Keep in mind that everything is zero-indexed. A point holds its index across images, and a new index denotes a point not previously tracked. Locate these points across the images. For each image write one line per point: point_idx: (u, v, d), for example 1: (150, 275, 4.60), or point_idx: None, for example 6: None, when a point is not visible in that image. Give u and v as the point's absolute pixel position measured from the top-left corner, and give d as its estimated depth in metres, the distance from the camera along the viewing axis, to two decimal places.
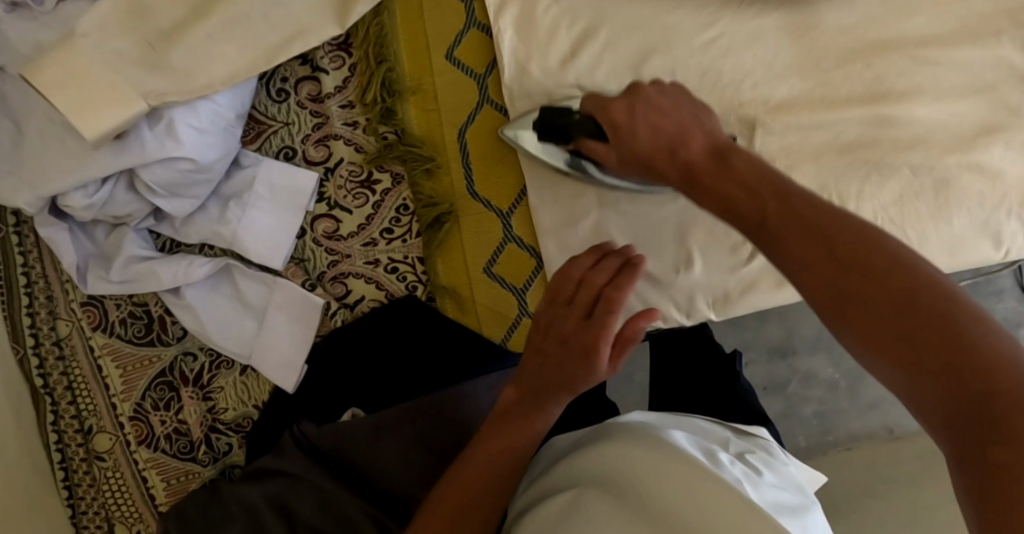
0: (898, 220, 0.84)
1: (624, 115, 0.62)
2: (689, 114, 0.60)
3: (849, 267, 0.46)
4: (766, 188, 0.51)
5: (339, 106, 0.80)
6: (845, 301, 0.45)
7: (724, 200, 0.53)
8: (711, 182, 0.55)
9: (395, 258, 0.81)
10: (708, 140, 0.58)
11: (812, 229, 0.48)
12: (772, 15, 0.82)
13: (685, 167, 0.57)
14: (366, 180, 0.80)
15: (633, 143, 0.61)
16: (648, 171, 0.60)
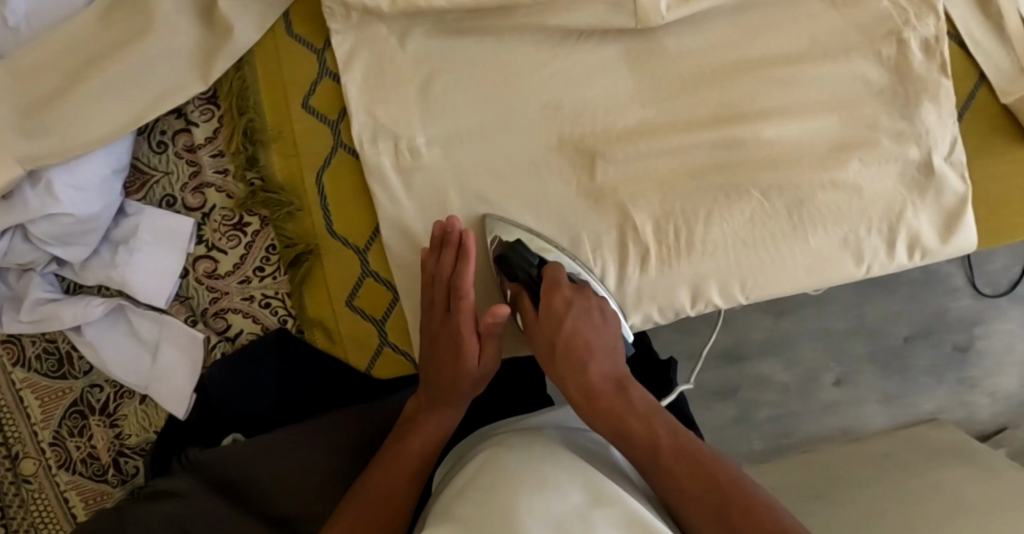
0: (750, 242, 0.86)
1: (562, 306, 0.80)
2: (601, 339, 0.80)
3: (693, 477, 0.70)
4: (608, 392, 0.77)
5: (210, 156, 0.87)
6: (684, 500, 0.70)
7: (630, 439, 0.74)
8: (625, 415, 0.75)
9: (268, 294, 0.87)
10: (613, 376, 0.79)
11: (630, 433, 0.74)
12: (613, 45, 0.84)
13: (597, 397, 0.77)
14: (238, 223, 0.87)
15: (563, 317, 0.80)
16: (557, 370, 0.80)
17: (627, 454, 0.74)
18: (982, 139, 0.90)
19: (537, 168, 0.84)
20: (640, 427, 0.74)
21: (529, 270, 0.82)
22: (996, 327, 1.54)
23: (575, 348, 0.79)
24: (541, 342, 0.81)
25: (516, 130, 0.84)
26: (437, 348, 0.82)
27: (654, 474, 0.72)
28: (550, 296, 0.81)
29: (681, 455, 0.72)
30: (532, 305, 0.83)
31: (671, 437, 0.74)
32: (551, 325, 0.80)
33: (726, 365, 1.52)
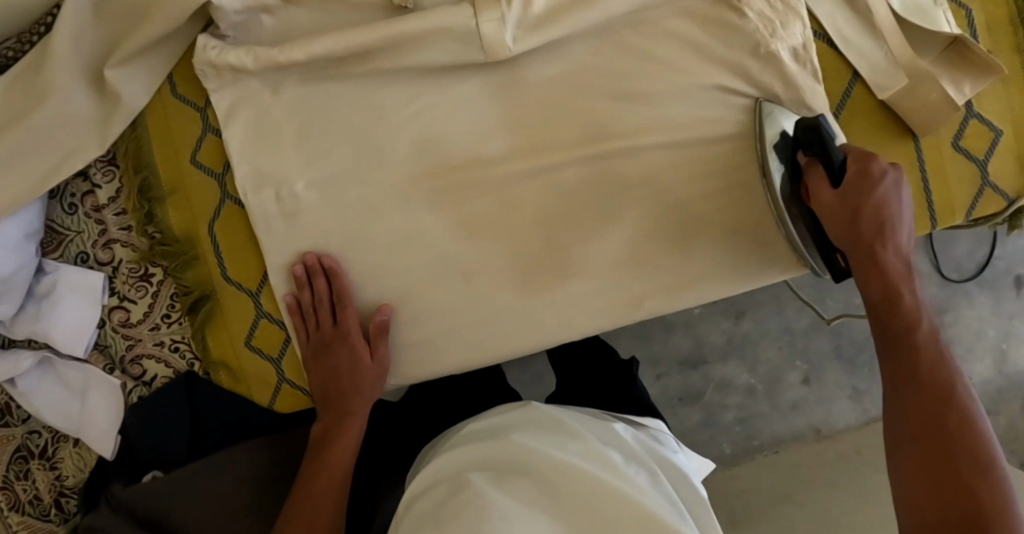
0: (632, 260, 0.88)
1: (881, 175, 0.77)
2: (903, 213, 0.78)
3: (927, 367, 0.72)
4: (902, 280, 0.76)
5: (114, 215, 0.93)
6: (909, 383, 0.72)
7: (897, 309, 0.75)
8: (893, 289, 0.75)
9: (177, 339, 0.94)
10: (875, 230, 0.77)
11: (922, 364, 0.72)
12: (473, 79, 0.87)
13: (882, 262, 0.76)
14: (144, 274, 0.93)
15: (870, 181, 0.77)
16: (850, 228, 0.77)
17: (883, 331, 0.75)
18: (864, 137, 0.90)
19: (410, 205, 0.88)
20: (911, 304, 0.75)
21: (834, 150, 0.79)
22: (963, 313, 1.53)
23: (884, 222, 0.77)
24: (841, 205, 0.78)
25: (391, 169, 0.88)
26: (330, 362, 0.89)
27: (897, 353, 0.74)
28: (864, 170, 0.78)
29: (945, 377, 0.71)
30: (826, 183, 0.79)
31: (917, 309, 0.75)
32: (864, 196, 0.77)
33: (688, 369, 1.54)
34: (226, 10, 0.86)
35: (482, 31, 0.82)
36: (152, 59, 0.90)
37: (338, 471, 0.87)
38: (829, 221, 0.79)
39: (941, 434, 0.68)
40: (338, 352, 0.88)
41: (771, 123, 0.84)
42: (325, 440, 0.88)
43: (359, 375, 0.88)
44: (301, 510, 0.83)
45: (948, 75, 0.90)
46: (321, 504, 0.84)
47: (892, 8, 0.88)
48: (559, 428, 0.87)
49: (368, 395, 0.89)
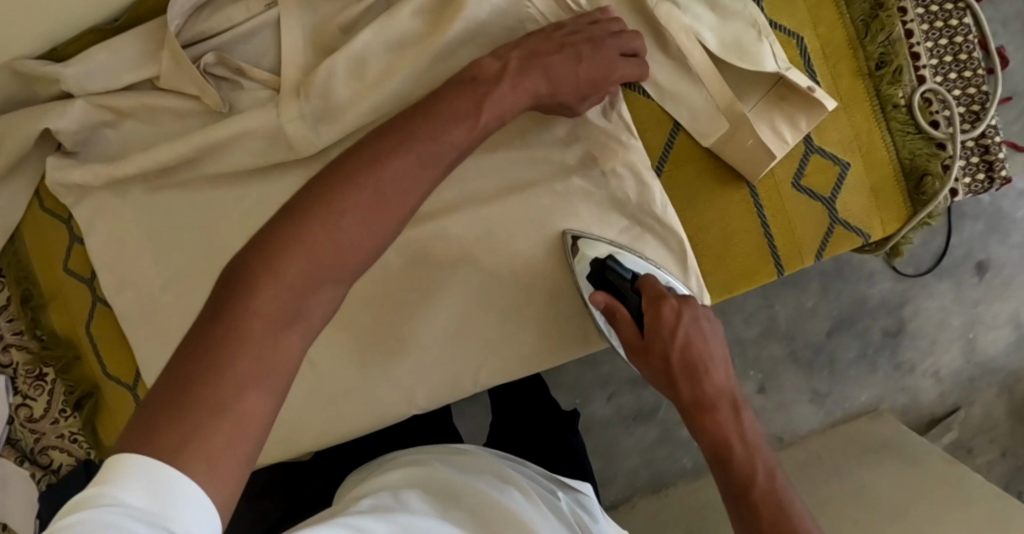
0: (463, 330, 0.90)
1: (672, 316, 0.77)
2: (715, 348, 0.76)
3: (766, 504, 0.68)
4: (729, 419, 0.73)
5: (7, 322, 1.01)
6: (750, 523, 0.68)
7: (728, 462, 0.71)
8: (726, 432, 0.73)
9: (74, 430, 1.01)
10: (725, 384, 0.75)
11: (755, 505, 0.68)
12: (292, 171, 0.91)
13: (709, 408, 0.74)
14: (40, 373, 1.01)
15: (665, 317, 0.77)
16: (668, 382, 0.76)
17: (723, 476, 0.72)
18: (693, 185, 0.89)
19: None
20: (741, 450, 0.72)
21: (627, 294, 0.83)
22: (922, 305, 1.49)
23: (693, 365, 0.75)
24: (655, 353, 0.77)
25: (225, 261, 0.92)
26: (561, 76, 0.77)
27: (738, 502, 0.70)
28: (658, 309, 0.78)
29: (774, 511, 0.68)
30: (633, 330, 0.79)
31: (750, 454, 0.72)
32: (664, 343, 0.76)
33: (638, 386, 1.49)
34: (66, 132, 0.92)
35: (286, 129, 0.87)
36: (15, 181, 0.96)
37: (409, 204, 0.63)
38: (645, 367, 0.79)
39: None
40: (571, 46, 0.78)
41: (579, 256, 0.87)
42: (407, 119, 0.67)
43: (582, 71, 0.78)
44: (400, 163, 0.63)
45: (778, 113, 0.86)
46: (408, 152, 0.64)
47: (707, 49, 0.85)
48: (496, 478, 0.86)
49: (543, 89, 0.76)
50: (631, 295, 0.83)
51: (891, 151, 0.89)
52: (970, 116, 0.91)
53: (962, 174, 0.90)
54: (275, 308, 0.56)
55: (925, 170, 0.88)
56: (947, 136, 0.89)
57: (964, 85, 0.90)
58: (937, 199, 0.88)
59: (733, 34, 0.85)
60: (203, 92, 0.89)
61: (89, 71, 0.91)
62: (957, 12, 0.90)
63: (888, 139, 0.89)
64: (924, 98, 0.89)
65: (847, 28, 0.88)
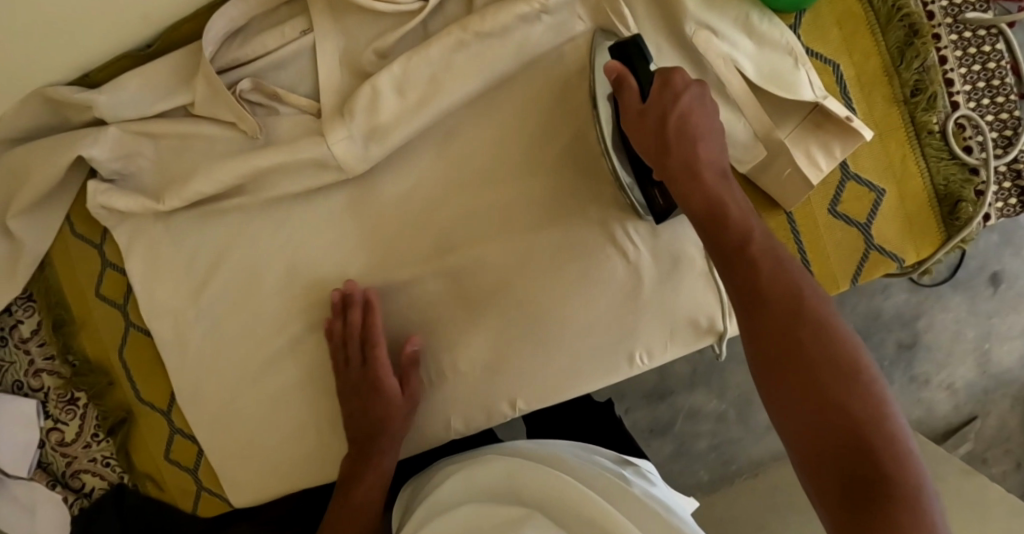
0: (499, 364, 0.89)
1: (680, 90, 0.71)
2: (710, 123, 0.71)
3: (781, 296, 0.65)
4: (724, 190, 0.69)
5: (39, 346, 1.01)
6: (779, 351, 0.64)
7: (724, 224, 0.67)
8: (726, 203, 0.68)
9: (107, 454, 1.02)
10: (715, 160, 0.70)
11: (772, 293, 0.65)
12: (334, 197, 0.91)
13: (702, 169, 0.69)
14: (71, 398, 1.01)
15: (671, 77, 0.71)
16: (661, 152, 0.71)
17: (715, 248, 0.68)
18: None
19: (288, 321, 0.93)
20: (737, 214, 0.68)
21: (639, 65, 0.77)
22: (938, 317, 1.49)
23: (688, 130, 0.70)
24: (650, 117, 0.72)
25: (265, 296, 0.92)
26: (362, 409, 0.88)
27: (750, 320, 0.66)
28: (667, 81, 0.72)
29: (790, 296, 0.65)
30: (634, 96, 0.74)
31: (745, 222, 0.68)
32: (666, 113, 0.71)
33: (655, 401, 1.53)
34: (100, 160, 0.91)
35: (334, 152, 0.85)
36: (47, 208, 0.97)
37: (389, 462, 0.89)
38: (633, 136, 0.74)
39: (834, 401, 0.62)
40: None
41: (602, 50, 0.84)
42: (369, 394, 0.87)
43: None
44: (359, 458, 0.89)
45: (814, 140, 0.87)
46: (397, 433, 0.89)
47: (744, 77, 0.86)
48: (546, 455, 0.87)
49: None
50: (643, 85, 0.76)
51: (925, 178, 0.89)
52: (1003, 141, 0.91)
53: (995, 199, 0.91)
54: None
55: (958, 196, 0.89)
56: (980, 162, 0.89)
57: (997, 111, 0.91)
58: (970, 225, 0.88)
59: (770, 61, 0.86)
60: (241, 119, 0.88)
61: (123, 100, 0.91)
62: (990, 38, 0.91)
63: (921, 165, 0.89)
64: (958, 124, 0.90)
65: (882, 55, 0.89)
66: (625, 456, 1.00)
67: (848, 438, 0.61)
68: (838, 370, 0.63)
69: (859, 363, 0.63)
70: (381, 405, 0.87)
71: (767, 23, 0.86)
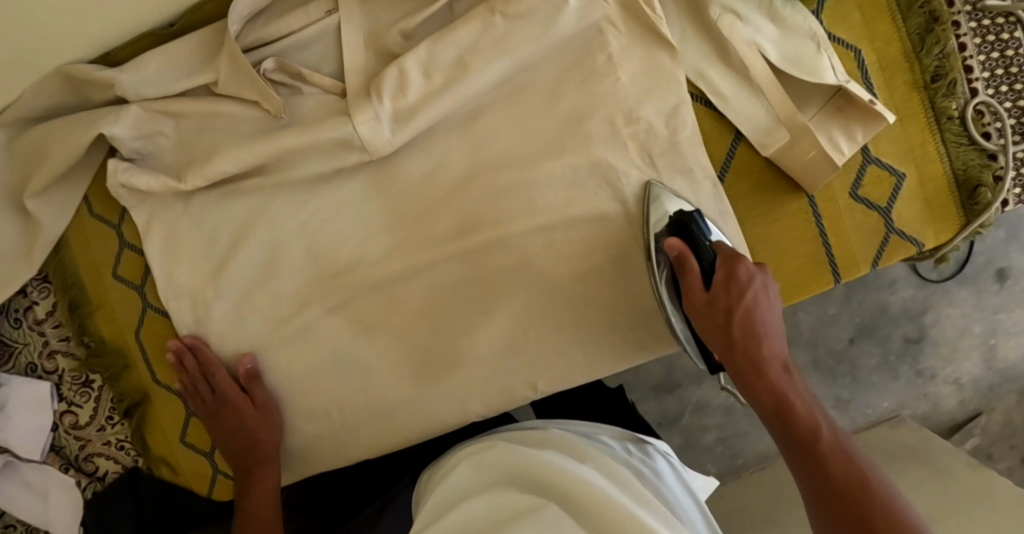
0: (521, 346, 0.89)
1: (743, 280, 0.76)
2: (775, 320, 0.76)
3: (837, 460, 0.68)
4: (792, 390, 0.72)
5: (53, 327, 1.01)
6: (824, 477, 0.68)
7: (790, 420, 0.71)
8: (789, 400, 0.72)
9: (122, 437, 1.01)
10: (777, 353, 0.75)
11: (828, 455, 0.69)
12: (356, 179, 0.90)
13: (764, 366, 0.73)
14: (86, 380, 1.01)
15: (739, 260, 0.77)
16: (722, 334, 0.75)
17: (783, 433, 0.72)
18: (749, 199, 0.89)
19: (307, 304, 0.92)
20: (801, 407, 0.72)
21: (701, 249, 0.80)
22: (944, 312, 1.50)
23: (752, 323, 0.75)
24: (715, 308, 0.76)
25: (286, 277, 0.92)
26: (223, 423, 0.92)
27: (801, 457, 0.70)
28: (732, 272, 0.77)
29: (845, 461, 0.68)
30: (697, 280, 0.78)
31: (810, 412, 0.72)
32: (730, 311, 0.75)
33: (663, 394, 1.53)
34: (121, 138, 0.91)
35: (359, 132, 0.85)
36: (65, 187, 0.96)
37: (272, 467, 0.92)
38: (699, 325, 0.77)
39: (876, 525, 0.65)
40: None
41: (657, 205, 0.85)
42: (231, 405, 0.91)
43: None
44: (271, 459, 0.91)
45: (835, 124, 0.87)
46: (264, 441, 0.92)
47: (768, 60, 0.86)
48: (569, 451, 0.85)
49: None
50: (704, 256, 0.80)
51: (945, 163, 0.90)
52: (1021, 127, 0.92)
53: (1013, 184, 0.92)
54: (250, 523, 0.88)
55: (978, 181, 0.90)
56: (998, 148, 0.90)
57: (1016, 98, 0.92)
58: (989, 210, 0.89)
59: (793, 46, 0.87)
60: (264, 98, 0.88)
61: (144, 78, 0.90)
62: (1008, 26, 0.91)
63: (941, 150, 0.90)
64: (976, 110, 0.90)
65: (903, 42, 0.90)
66: (643, 440, 0.99)
67: None
68: (879, 505, 0.65)
69: (899, 502, 0.66)
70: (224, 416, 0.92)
71: (790, 9, 0.87)
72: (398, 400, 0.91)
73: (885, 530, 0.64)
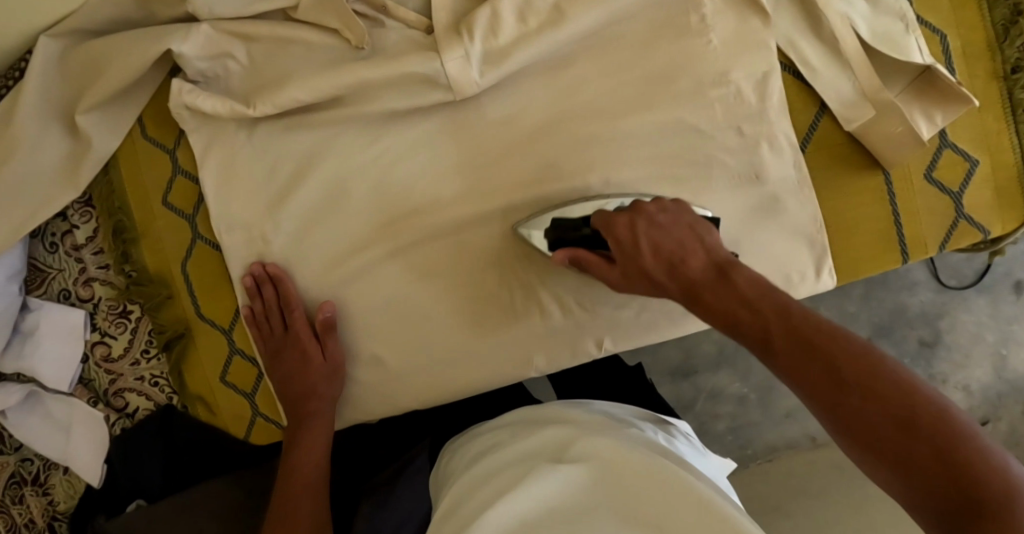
0: (588, 302, 0.88)
1: (627, 237, 0.76)
2: (680, 230, 0.75)
3: (791, 339, 0.64)
4: (727, 292, 0.69)
5: (93, 254, 0.96)
6: (793, 371, 0.63)
7: (737, 324, 0.67)
8: (731, 308, 0.68)
9: (156, 373, 0.97)
10: (707, 255, 0.73)
11: (784, 334, 0.64)
12: (433, 118, 0.87)
13: (702, 291, 0.71)
14: (123, 311, 0.97)
15: (618, 228, 0.76)
16: (665, 278, 0.73)
17: (741, 343, 0.67)
18: (826, 172, 0.89)
19: (367, 244, 0.89)
20: (743, 307, 0.67)
21: (596, 239, 0.80)
22: (959, 318, 1.51)
23: (671, 254, 0.73)
24: (636, 276, 0.76)
25: (348, 214, 0.89)
26: (282, 367, 0.89)
27: (766, 358, 0.65)
28: (616, 232, 0.77)
29: (801, 340, 0.63)
30: (606, 264, 0.78)
31: (754, 309, 0.67)
32: (634, 261, 0.75)
33: (679, 379, 1.53)
34: (188, 57, 0.88)
35: (447, 70, 0.83)
36: (121, 106, 0.93)
37: (324, 426, 0.89)
38: (642, 291, 0.76)
39: (868, 394, 0.60)
40: None
41: (541, 227, 0.85)
42: (294, 355, 0.88)
43: None
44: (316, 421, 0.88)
45: (917, 106, 0.87)
46: (318, 403, 0.88)
47: (858, 34, 0.86)
48: (557, 417, 0.82)
49: None
50: (599, 237, 0.80)
51: (1017, 153, 0.90)
52: None
53: None
54: (300, 492, 0.85)
55: None
56: None
57: None
58: None
59: (883, 26, 0.87)
60: (347, 26, 0.85)
61: None
62: None
63: (1014, 141, 0.90)
64: None
65: (987, 31, 0.90)
66: (666, 421, 0.94)
67: (903, 437, 0.58)
68: (858, 371, 0.61)
69: (882, 358, 0.61)
70: (290, 360, 0.88)
71: None
72: (454, 348, 0.89)
73: (879, 392, 0.60)
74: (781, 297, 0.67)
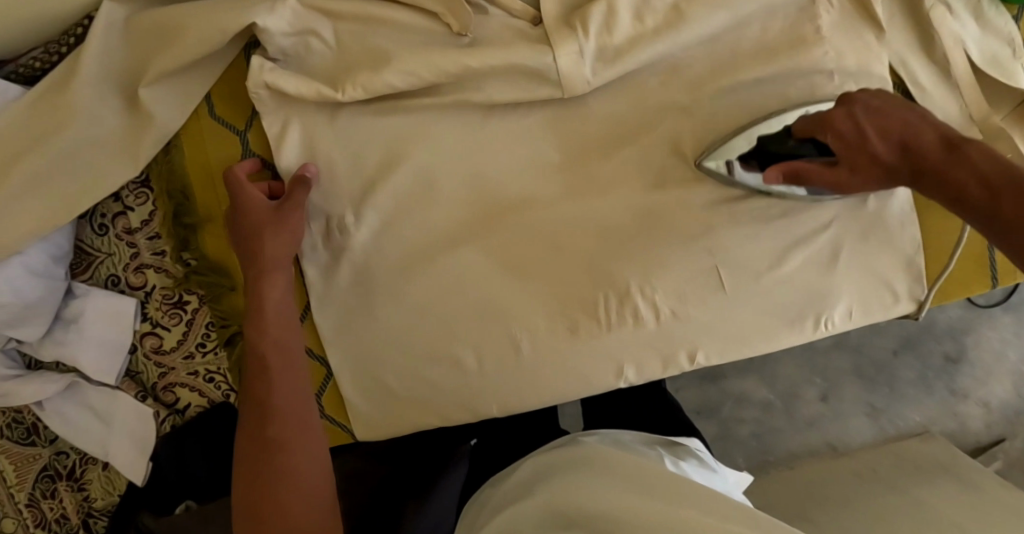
0: (682, 313, 0.85)
1: (851, 128, 0.73)
2: (915, 116, 0.72)
3: (1008, 189, 0.65)
4: (962, 164, 0.68)
5: (148, 238, 0.89)
6: (1003, 216, 0.64)
7: (958, 186, 0.68)
8: (964, 181, 0.68)
9: (212, 368, 0.91)
10: (938, 131, 0.70)
11: (1007, 189, 0.65)
12: (535, 114, 0.84)
13: (921, 162, 0.71)
14: (178, 301, 0.90)
15: (833, 122, 0.74)
16: (880, 159, 0.73)
17: (963, 208, 0.68)
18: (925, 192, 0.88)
19: (456, 242, 0.85)
20: (967, 179, 0.68)
21: (801, 148, 0.78)
22: (984, 336, 1.52)
23: (897, 136, 0.72)
24: (861, 168, 0.74)
25: (437, 210, 0.85)
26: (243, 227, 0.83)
27: (990, 225, 0.66)
28: (829, 125, 0.74)
29: (1018, 189, 0.64)
30: (816, 168, 0.76)
31: (987, 180, 0.66)
32: (862, 151, 0.73)
33: (706, 382, 1.50)
34: (273, 32, 0.82)
35: (559, 65, 0.79)
36: (188, 80, 0.86)
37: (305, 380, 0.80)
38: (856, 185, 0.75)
39: None
40: None
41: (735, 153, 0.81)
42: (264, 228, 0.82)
43: None
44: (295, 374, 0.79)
45: (1021, 132, 0.86)
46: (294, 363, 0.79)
47: (969, 57, 0.84)
48: (565, 457, 0.73)
49: None
50: (804, 147, 0.78)
51: None
52: None
53: None
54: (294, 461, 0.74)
55: None
56: None
57: None
58: None
59: (992, 49, 0.85)
60: (451, 12, 0.81)
61: None
62: None
63: None
64: None
65: None
66: (675, 444, 0.89)
67: None
68: None
69: None
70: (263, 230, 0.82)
71: (995, 12, 0.86)
72: (540, 355, 0.85)
73: None
74: (1019, 168, 0.66)
